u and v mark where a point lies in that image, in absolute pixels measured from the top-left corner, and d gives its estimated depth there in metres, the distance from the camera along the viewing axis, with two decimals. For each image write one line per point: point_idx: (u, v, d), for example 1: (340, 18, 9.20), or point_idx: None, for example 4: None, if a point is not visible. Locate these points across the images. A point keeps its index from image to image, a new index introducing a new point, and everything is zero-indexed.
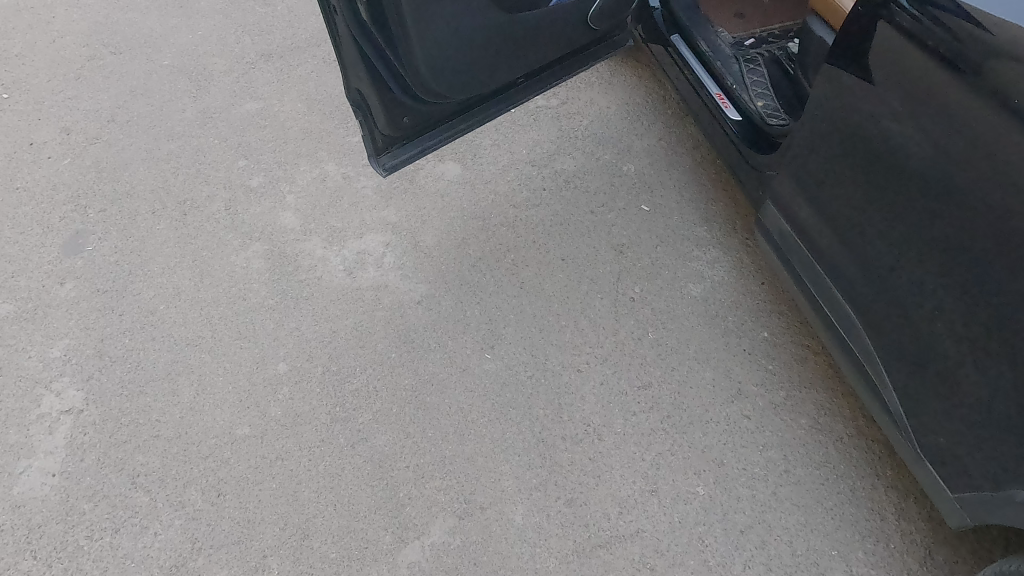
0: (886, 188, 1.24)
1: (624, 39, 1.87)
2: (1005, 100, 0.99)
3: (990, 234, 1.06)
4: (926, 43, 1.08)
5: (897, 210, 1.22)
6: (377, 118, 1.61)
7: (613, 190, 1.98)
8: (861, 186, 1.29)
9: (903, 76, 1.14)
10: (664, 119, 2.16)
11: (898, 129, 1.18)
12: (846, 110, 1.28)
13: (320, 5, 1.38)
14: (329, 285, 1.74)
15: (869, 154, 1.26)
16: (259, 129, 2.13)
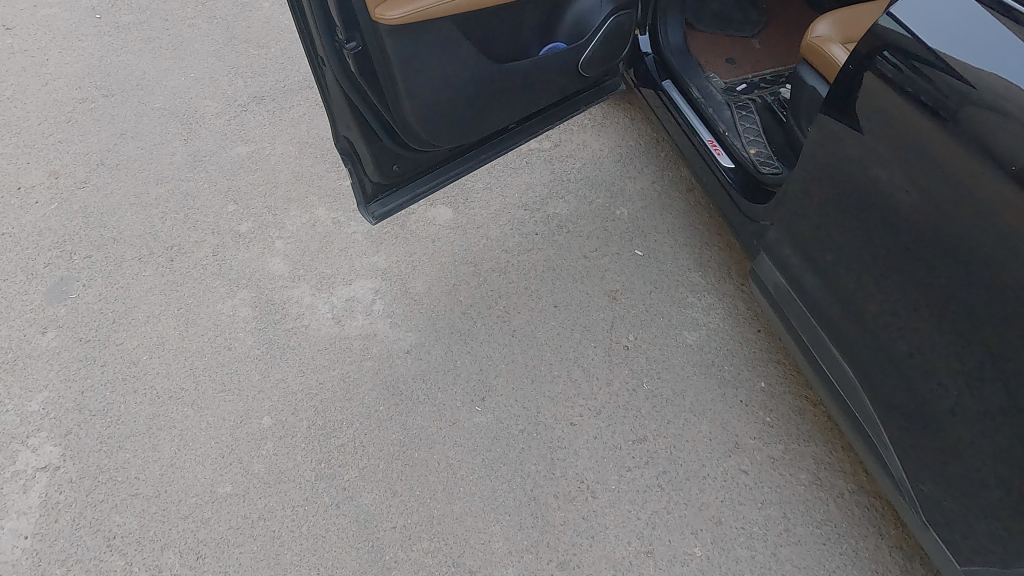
0: (878, 243, 1.21)
1: (615, 83, 1.86)
2: (999, 161, 0.97)
3: (987, 294, 1.03)
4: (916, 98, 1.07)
5: (891, 265, 1.19)
6: (367, 166, 1.59)
7: (607, 234, 1.96)
8: (852, 240, 1.27)
9: (893, 131, 1.12)
10: (657, 162, 2.15)
11: (889, 183, 1.15)
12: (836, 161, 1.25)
13: (309, 57, 1.37)
14: (316, 335, 1.71)
15: (860, 207, 1.23)
16: (250, 172, 2.12)
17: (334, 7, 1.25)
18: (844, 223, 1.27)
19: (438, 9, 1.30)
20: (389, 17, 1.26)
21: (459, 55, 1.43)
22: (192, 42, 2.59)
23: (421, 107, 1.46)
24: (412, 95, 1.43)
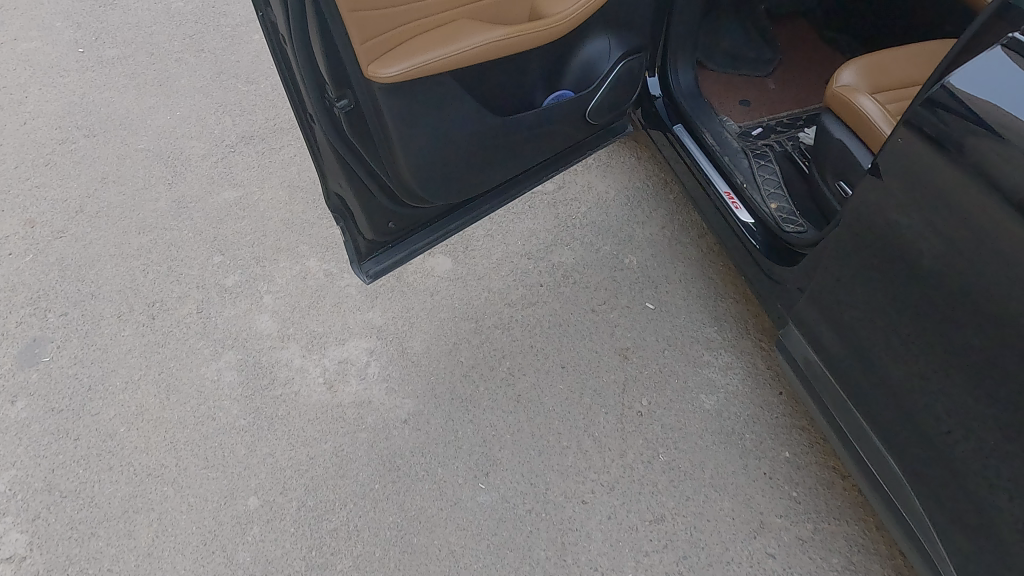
0: (914, 324, 1.09)
1: (622, 126, 1.75)
2: None
3: None
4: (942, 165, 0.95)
5: (929, 350, 1.08)
6: (360, 224, 1.48)
7: (615, 285, 1.85)
8: (881, 317, 1.15)
9: (929, 205, 1.00)
10: (666, 205, 2.05)
11: (920, 262, 1.04)
12: (861, 234, 1.15)
13: (297, 110, 1.27)
14: (307, 402, 1.59)
15: (888, 285, 1.12)
16: (237, 219, 2.00)
17: (323, 64, 1.14)
18: (870, 298, 1.16)
19: (440, 64, 1.18)
20: (384, 73, 1.14)
21: (459, 110, 1.32)
22: (178, 78, 2.49)
23: (418, 166, 1.35)
24: (408, 154, 1.32)
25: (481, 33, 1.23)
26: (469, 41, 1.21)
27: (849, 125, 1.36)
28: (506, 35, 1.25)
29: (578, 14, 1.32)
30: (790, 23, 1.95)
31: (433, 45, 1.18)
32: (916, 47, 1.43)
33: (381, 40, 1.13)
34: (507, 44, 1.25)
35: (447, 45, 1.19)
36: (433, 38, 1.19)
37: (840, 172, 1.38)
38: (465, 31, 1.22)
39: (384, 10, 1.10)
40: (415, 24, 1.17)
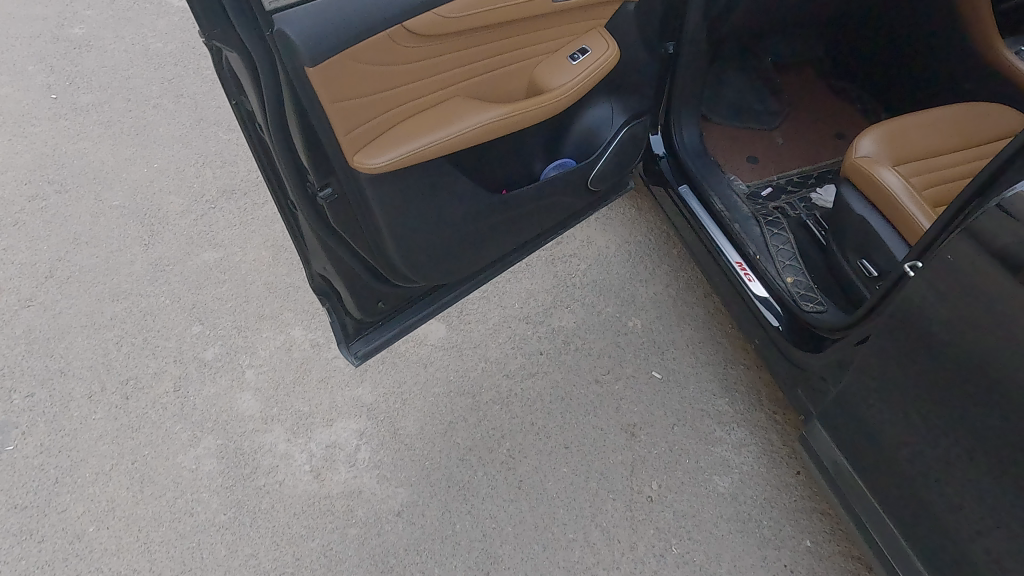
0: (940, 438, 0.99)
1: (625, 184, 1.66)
2: None
3: None
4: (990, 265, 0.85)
5: (958, 468, 0.97)
6: (348, 307, 1.37)
7: (619, 352, 1.75)
8: (903, 425, 1.05)
9: (959, 314, 0.90)
10: (670, 262, 1.95)
11: (951, 373, 0.94)
12: (884, 335, 1.05)
13: (279, 197, 1.17)
14: (292, 494, 1.48)
15: (913, 393, 1.01)
16: (217, 283, 1.89)
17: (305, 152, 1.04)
18: (895, 405, 1.06)
19: (431, 149, 1.09)
20: (371, 162, 1.05)
21: (453, 191, 1.22)
22: (157, 126, 2.38)
23: (409, 250, 1.24)
24: (398, 238, 1.21)
25: (477, 112, 1.14)
26: (463, 122, 1.12)
27: (875, 202, 1.27)
28: (503, 114, 1.16)
29: (580, 86, 1.24)
30: (796, 72, 1.86)
31: (425, 128, 1.09)
32: (936, 112, 1.35)
33: (369, 127, 1.04)
34: (503, 124, 1.17)
35: (440, 128, 1.10)
36: (427, 120, 1.10)
37: (862, 250, 1.29)
38: (460, 111, 1.13)
39: (371, 96, 1.01)
40: (410, 106, 1.08)
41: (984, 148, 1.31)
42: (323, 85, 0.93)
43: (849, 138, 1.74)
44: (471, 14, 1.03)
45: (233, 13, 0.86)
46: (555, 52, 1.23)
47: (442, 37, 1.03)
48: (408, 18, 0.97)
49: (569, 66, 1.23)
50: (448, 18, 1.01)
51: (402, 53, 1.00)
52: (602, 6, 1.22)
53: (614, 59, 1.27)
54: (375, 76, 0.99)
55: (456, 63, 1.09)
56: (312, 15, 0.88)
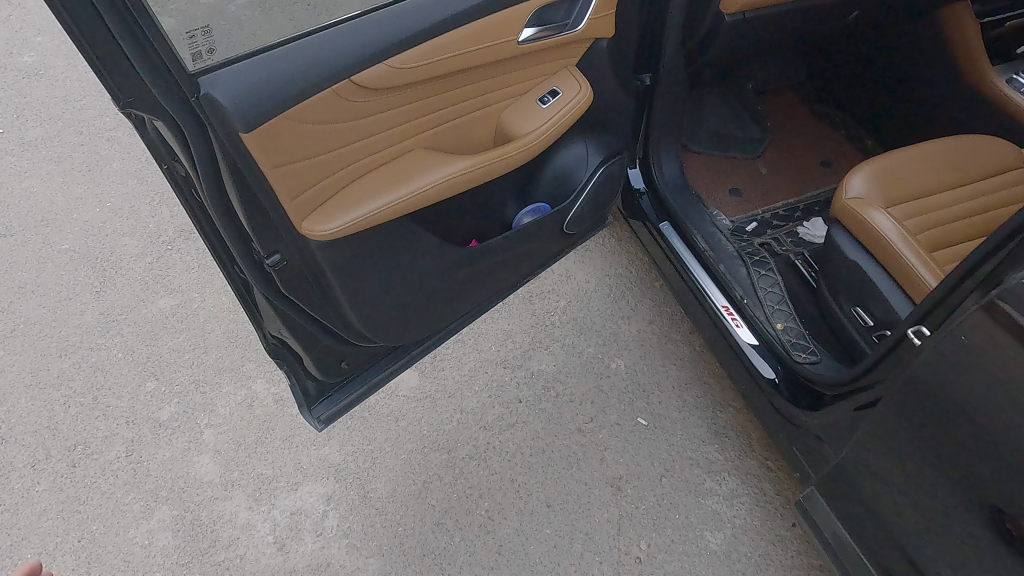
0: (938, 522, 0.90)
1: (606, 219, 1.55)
2: None
3: None
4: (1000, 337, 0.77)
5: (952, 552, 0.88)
6: (309, 370, 1.27)
7: (602, 396, 1.66)
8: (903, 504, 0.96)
9: (957, 388, 0.82)
10: (653, 296, 1.87)
11: (955, 455, 0.85)
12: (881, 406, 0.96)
13: (220, 261, 1.04)
14: (254, 570, 1.37)
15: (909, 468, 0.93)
16: (174, 333, 1.78)
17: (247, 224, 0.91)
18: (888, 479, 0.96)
19: (389, 209, 0.99)
20: (321, 228, 0.94)
21: (417, 249, 1.12)
22: (110, 161, 2.26)
23: (369, 314, 1.14)
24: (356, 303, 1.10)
25: (440, 166, 1.05)
26: (425, 178, 1.02)
27: (870, 250, 1.19)
28: (469, 166, 1.07)
29: (552, 132, 1.14)
30: (777, 97, 1.79)
31: (382, 186, 0.99)
32: (927, 146, 1.27)
33: (317, 190, 0.94)
34: (469, 177, 1.07)
35: (398, 185, 1.00)
36: (383, 177, 1.00)
37: (856, 297, 1.21)
38: (420, 166, 1.04)
39: (318, 157, 0.91)
40: (364, 163, 0.98)
41: (980, 184, 1.23)
42: (261, 150, 0.84)
43: (834, 166, 1.67)
44: (427, 63, 0.94)
45: (158, 92, 0.74)
46: (522, 96, 1.14)
47: (396, 89, 0.94)
48: (355, 72, 0.88)
49: (539, 111, 1.14)
50: (400, 69, 0.92)
51: (351, 110, 0.91)
52: (572, 45, 1.14)
53: (587, 100, 1.18)
54: (321, 135, 0.89)
55: (413, 115, 1.00)
56: (242, 75, 0.79)
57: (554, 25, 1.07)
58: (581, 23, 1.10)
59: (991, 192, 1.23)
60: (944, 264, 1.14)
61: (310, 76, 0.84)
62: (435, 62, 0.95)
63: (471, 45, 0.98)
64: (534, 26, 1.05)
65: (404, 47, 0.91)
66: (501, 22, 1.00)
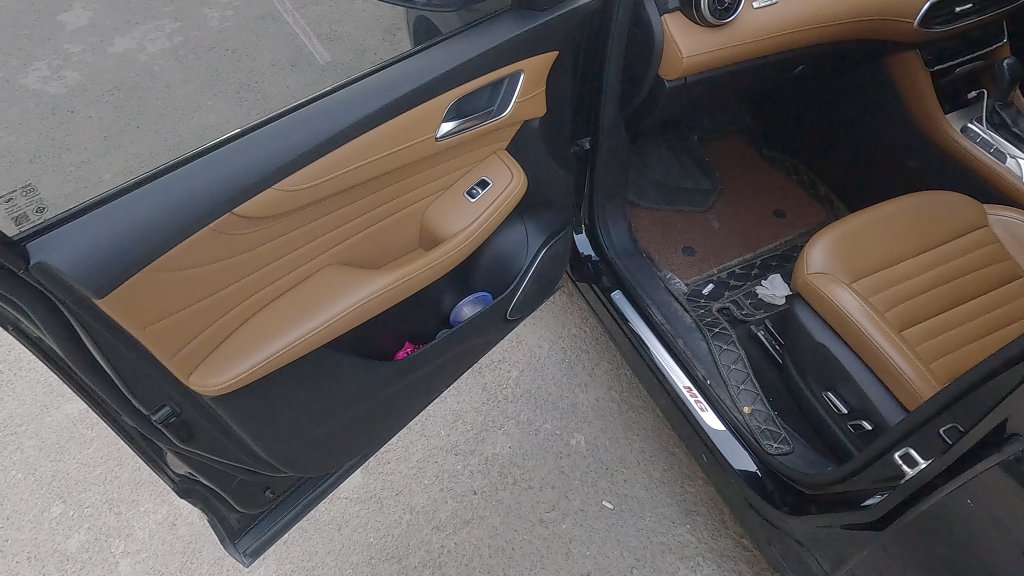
0: None
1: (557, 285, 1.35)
2: None
3: None
4: (1000, 477, 0.67)
5: None
6: (226, 508, 1.11)
7: (564, 479, 1.54)
8: None
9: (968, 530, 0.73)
10: (609, 357, 1.76)
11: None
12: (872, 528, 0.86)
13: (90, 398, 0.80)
14: None
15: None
16: (82, 442, 1.58)
17: (122, 393, 0.74)
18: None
19: (296, 348, 0.84)
20: (215, 382, 0.79)
21: (339, 373, 0.97)
22: None
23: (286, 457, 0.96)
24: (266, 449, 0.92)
25: (355, 285, 0.91)
26: (338, 302, 0.88)
27: (832, 325, 1.08)
28: (391, 280, 0.93)
29: (486, 227, 1.05)
30: (724, 142, 1.70)
31: (285, 320, 0.85)
32: (887, 209, 1.19)
33: (205, 338, 0.79)
34: (393, 291, 0.94)
35: (307, 316, 0.86)
36: (286, 309, 0.86)
37: (824, 381, 1.10)
38: (331, 287, 0.90)
39: (199, 302, 0.76)
40: (259, 296, 0.84)
41: (946, 249, 1.15)
42: (124, 314, 0.68)
43: (788, 215, 1.59)
44: (328, 178, 0.82)
45: None
46: (443, 190, 1.05)
47: (290, 212, 0.81)
48: (238, 204, 0.74)
49: (467, 206, 1.05)
50: (295, 190, 0.79)
51: (236, 243, 0.77)
52: (502, 129, 1.03)
53: (523, 183, 1.09)
54: (201, 279, 0.75)
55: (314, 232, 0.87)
56: (93, 237, 0.64)
57: (476, 113, 0.97)
58: (509, 107, 1.00)
59: (959, 257, 1.15)
60: (918, 344, 1.05)
61: (186, 215, 0.70)
62: (338, 177, 0.83)
63: (380, 150, 0.86)
64: (454, 118, 0.95)
65: (300, 166, 0.78)
66: (415, 120, 0.88)
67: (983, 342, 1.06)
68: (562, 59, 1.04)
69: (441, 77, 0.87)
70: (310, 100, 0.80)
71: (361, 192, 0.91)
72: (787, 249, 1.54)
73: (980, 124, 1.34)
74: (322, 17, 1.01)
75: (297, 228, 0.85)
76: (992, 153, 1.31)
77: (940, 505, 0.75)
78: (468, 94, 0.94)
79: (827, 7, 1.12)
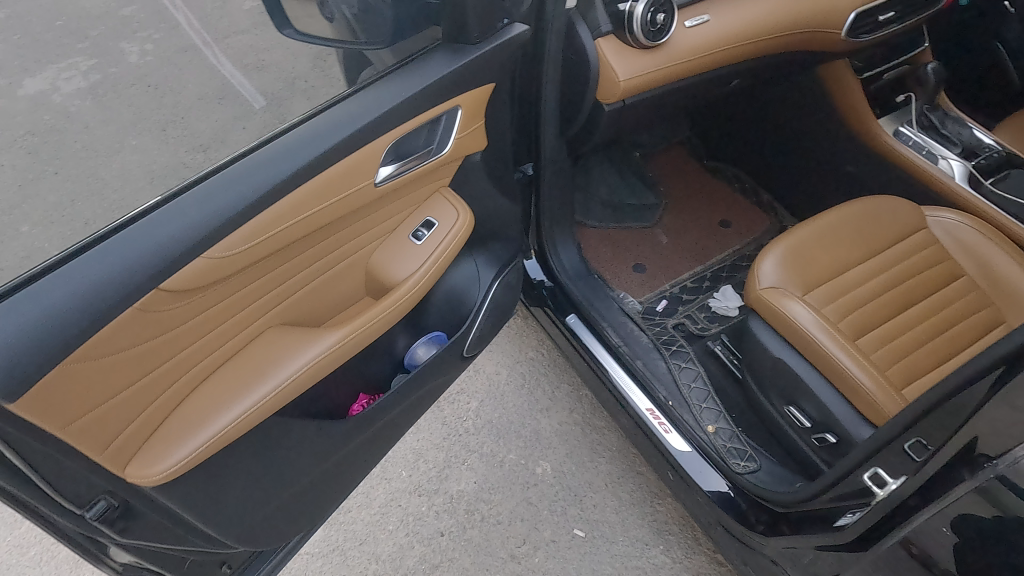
0: None
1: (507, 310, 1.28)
2: None
3: None
4: (974, 498, 0.66)
5: None
6: None
7: (533, 510, 1.50)
8: None
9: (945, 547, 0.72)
10: (568, 379, 1.73)
11: None
12: (850, 548, 0.84)
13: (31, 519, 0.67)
14: None
15: None
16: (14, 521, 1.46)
17: (49, 497, 0.65)
18: None
19: (244, 422, 0.79)
20: (153, 473, 0.72)
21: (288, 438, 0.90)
22: None
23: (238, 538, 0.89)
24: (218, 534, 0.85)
25: (298, 347, 0.86)
26: (285, 368, 0.83)
27: (787, 338, 1.08)
28: (337, 337, 0.89)
29: (434, 271, 1.01)
30: (665, 156, 1.71)
31: (228, 394, 0.80)
32: (829, 218, 1.20)
33: (140, 424, 0.72)
34: (341, 350, 0.89)
35: (248, 387, 0.81)
36: (231, 380, 0.81)
37: (786, 395, 1.09)
38: (274, 353, 0.85)
39: (130, 388, 0.70)
40: (192, 371, 0.79)
41: (889, 253, 1.17)
42: (43, 415, 0.61)
43: (733, 224, 1.59)
44: (264, 239, 0.77)
45: None
46: (386, 234, 1.01)
47: (225, 278, 0.76)
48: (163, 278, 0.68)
49: (413, 249, 1.02)
50: (230, 255, 0.74)
51: (163, 320, 0.71)
52: (443, 166, 1.01)
53: (469, 222, 1.06)
54: (127, 363, 0.69)
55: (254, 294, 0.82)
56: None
57: (414, 154, 0.94)
58: (448, 145, 0.97)
59: (903, 260, 1.16)
60: (872, 352, 1.06)
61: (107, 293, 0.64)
62: (274, 235, 0.78)
63: (315, 203, 0.82)
64: (393, 161, 0.91)
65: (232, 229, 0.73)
66: (352, 167, 0.83)
67: (933, 345, 1.08)
68: (497, 90, 1.01)
69: (375, 119, 0.82)
70: (238, 156, 0.76)
71: (299, 248, 0.86)
72: (735, 259, 1.54)
73: (911, 127, 1.37)
74: (249, 46, 0.91)
75: (230, 295, 0.80)
76: (925, 154, 1.34)
77: (915, 524, 0.74)
78: (406, 135, 0.90)
79: (757, 22, 1.13)
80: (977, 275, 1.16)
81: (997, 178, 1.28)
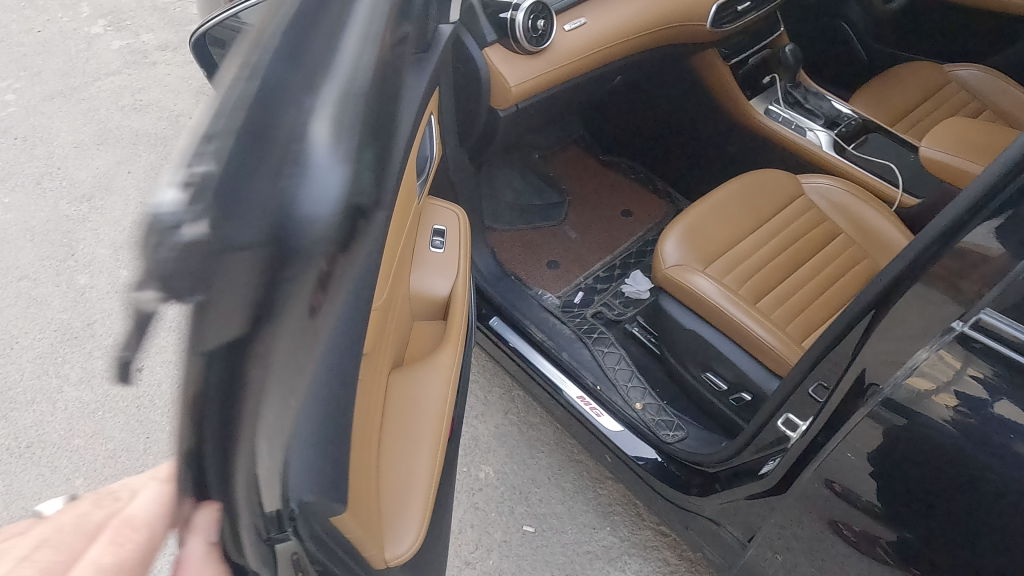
0: None
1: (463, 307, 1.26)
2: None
3: None
4: (871, 426, 0.73)
5: None
6: None
7: (482, 514, 1.52)
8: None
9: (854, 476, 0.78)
10: (498, 382, 1.76)
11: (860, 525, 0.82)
12: (778, 492, 0.91)
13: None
14: None
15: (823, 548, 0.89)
16: None
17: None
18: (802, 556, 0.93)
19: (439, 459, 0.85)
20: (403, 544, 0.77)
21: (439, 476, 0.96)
22: None
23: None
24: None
25: (427, 377, 0.92)
26: (432, 399, 0.90)
27: (696, 311, 1.15)
28: (452, 354, 0.97)
29: (463, 265, 1.12)
30: (562, 156, 1.78)
31: (406, 446, 0.84)
32: (718, 194, 1.29)
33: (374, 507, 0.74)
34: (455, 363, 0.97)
35: (420, 428, 0.86)
36: (398, 435, 0.84)
37: (702, 362, 1.16)
38: (413, 392, 0.89)
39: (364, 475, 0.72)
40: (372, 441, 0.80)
41: (775, 219, 1.27)
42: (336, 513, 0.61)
43: (635, 213, 1.68)
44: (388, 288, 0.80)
45: None
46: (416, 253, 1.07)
47: (376, 337, 0.78)
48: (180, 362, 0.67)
49: (439, 255, 1.10)
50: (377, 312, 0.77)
51: (360, 399, 0.72)
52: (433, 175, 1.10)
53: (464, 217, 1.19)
54: (359, 449, 0.70)
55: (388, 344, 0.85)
56: None
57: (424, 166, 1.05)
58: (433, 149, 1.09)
59: (789, 225, 1.27)
60: (772, 311, 1.15)
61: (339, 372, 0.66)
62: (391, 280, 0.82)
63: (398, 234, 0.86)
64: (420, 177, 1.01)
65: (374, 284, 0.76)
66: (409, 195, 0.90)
67: (824, 297, 1.19)
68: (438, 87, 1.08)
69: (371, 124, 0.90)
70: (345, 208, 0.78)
71: (396, 291, 0.90)
72: (640, 244, 1.63)
73: (779, 105, 1.50)
74: None
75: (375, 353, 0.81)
76: (794, 128, 1.46)
77: (827, 459, 0.80)
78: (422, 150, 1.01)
79: (630, 20, 1.20)
80: (851, 230, 1.28)
81: (858, 143, 1.43)
